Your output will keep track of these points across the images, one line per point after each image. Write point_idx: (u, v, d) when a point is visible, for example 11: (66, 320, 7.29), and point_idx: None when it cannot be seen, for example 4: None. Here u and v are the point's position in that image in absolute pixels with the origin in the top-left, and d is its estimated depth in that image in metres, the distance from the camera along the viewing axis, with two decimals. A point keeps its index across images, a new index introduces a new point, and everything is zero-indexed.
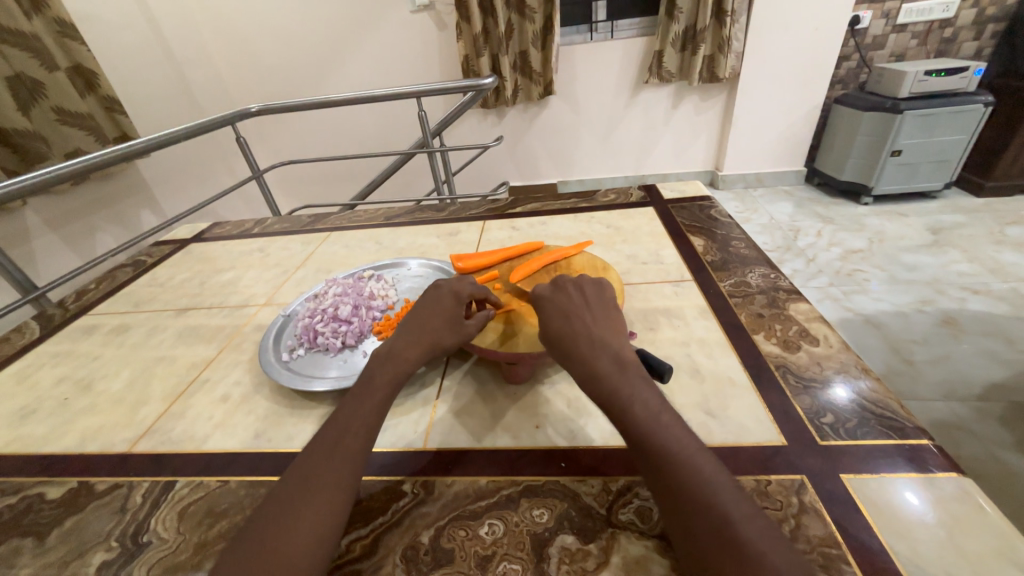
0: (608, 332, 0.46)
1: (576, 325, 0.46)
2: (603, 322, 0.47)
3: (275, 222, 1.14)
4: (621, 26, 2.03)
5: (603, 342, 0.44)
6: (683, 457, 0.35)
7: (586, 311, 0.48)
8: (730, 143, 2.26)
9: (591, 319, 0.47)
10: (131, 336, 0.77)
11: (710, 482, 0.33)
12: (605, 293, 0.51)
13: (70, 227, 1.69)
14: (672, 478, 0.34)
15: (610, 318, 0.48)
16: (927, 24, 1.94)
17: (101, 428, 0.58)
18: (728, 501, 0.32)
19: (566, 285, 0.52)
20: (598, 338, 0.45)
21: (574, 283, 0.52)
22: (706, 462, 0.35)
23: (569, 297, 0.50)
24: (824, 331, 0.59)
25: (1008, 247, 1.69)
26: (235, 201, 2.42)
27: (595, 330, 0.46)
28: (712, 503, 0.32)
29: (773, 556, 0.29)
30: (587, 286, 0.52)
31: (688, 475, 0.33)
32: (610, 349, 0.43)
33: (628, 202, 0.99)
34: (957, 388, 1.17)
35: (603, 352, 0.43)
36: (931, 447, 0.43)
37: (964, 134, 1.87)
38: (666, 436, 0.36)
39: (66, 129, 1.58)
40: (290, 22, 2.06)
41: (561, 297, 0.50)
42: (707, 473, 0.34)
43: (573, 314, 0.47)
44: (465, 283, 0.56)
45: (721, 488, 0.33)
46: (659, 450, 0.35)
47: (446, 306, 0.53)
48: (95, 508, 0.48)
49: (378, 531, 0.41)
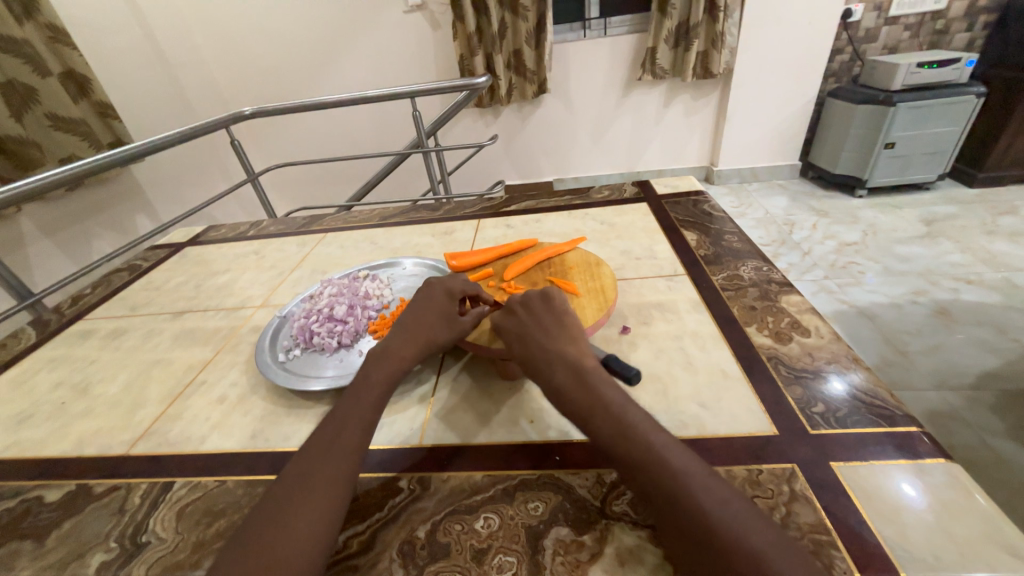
0: (563, 344, 0.46)
1: (532, 344, 0.46)
2: (557, 333, 0.47)
3: (270, 224, 1.14)
4: (614, 23, 2.03)
5: (557, 355, 0.44)
6: (655, 455, 0.35)
7: (539, 326, 0.48)
8: (724, 138, 2.26)
9: (545, 332, 0.47)
10: (128, 339, 0.77)
11: (686, 475, 0.33)
12: (552, 302, 0.50)
13: (65, 233, 1.68)
14: (648, 477, 0.34)
15: (564, 328, 0.48)
16: (919, 17, 1.94)
17: (98, 431, 0.58)
18: (706, 493, 0.32)
19: (514, 306, 0.51)
20: (553, 352, 0.44)
21: (522, 300, 0.52)
22: (682, 456, 0.35)
23: (518, 319, 0.50)
24: (816, 322, 0.59)
25: (1001, 237, 1.70)
26: (231, 204, 2.42)
27: (548, 343, 0.46)
28: (689, 495, 0.32)
29: (756, 541, 0.30)
30: (535, 299, 0.51)
31: (663, 472, 0.33)
32: (564, 361, 0.43)
33: (622, 198, 0.99)
34: (952, 377, 1.18)
35: (559, 367, 0.43)
36: (920, 434, 0.44)
37: (957, 125, 1.88)
38: (636, 436, 0.36)
39: (59, 134, 1.57)
40: (283, 24, 2.06)
41: (512, 321, 0.50)
42: (683, 466, 0.34)
43: (528, 334, 0.48)
44: (456, 282, 0.57)
45: (697, 481, 0.33)
46: (631, 451, 0.35)
47: (437, 302, 0.54)
48: (93, 509, 0.48)
49: (375, 527, 0.42)
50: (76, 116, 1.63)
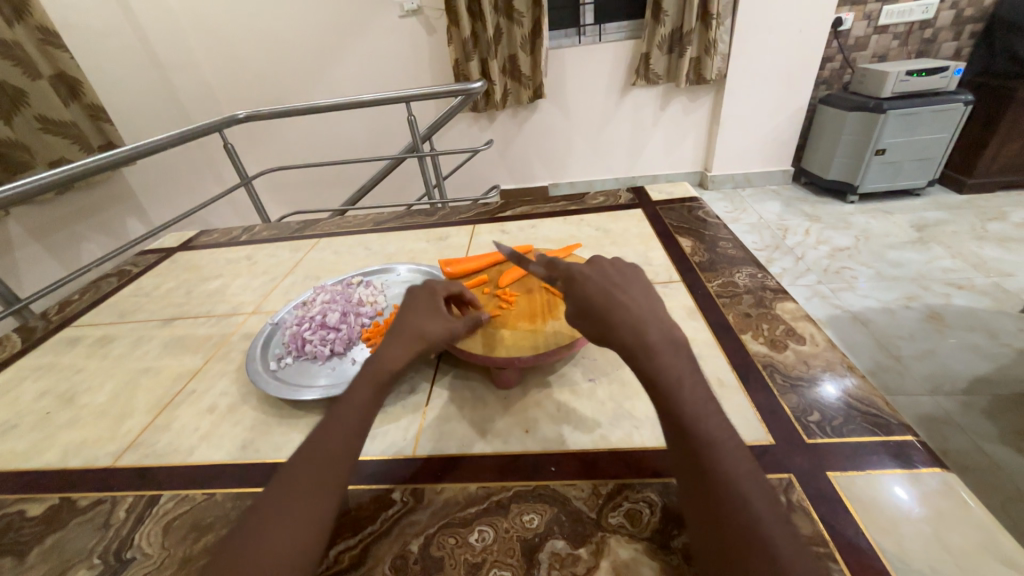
0: (655, 309, 0.44)
1: (624, 299, 0.44)
2: (647, 298, 0.45)
3: (263, 228, 1.13)
4: (609, 29, 2.05)
5: (653, 318, 0.42)
6: (726, 448, 0.35)
7: (631, 288, 0.45)
8: (718, 144, 2.28)
9: (638, 294, 0.45)
10: (116, 347, 0.75)
11: (746, 477, 0.33)
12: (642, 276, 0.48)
13: (54, 237, 1.66)
14: (713, 466, 0.34)
15: (653, 296, 0.46)
16: (908, 26, 1.97)
17: (83, 443, 0.57)
18: (760, 497, 0.33)
19: (605, 267, 0.48)
20: (647, 313, 0.43)
21: (610, 264, 0.49)
22: (742, 459, 0.35)
23: (607, 276, 0.46)
24: (810, 329, 0.59)
25: (990, 242, 1.73)
26: (224, 208, 2.40)
27: (642, 305, 0.44)
28: (743, 495, 0.33)
29: (795, 555, 0.30)
30: (627, 269, 0.48)
31: (727, 465, 0.34)
32: (661, 326, 0.42)
33: (617, 204, 0.99)
34: (943, 382, 1.19)
35: (653, 330, 0.41)
36: (915, 443, 0.44)
37: (945, 132, 1.90)
38: (711, 426, 0.36)
39: (49, 137, 1.55)
40: (277, 28, 2.05)
41: (600, 277, 0.46)
42: (743, 468, 0.34)
43: (619, 290, 0.45)
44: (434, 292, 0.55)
45: (755, 484, 0.33)
46: (703, 438, 0.35)
47: (421, 301, 0.54)
48: (78, 524, 0.47)
49: (367, 541, 0.41)
50: (67, 119, 1.61)
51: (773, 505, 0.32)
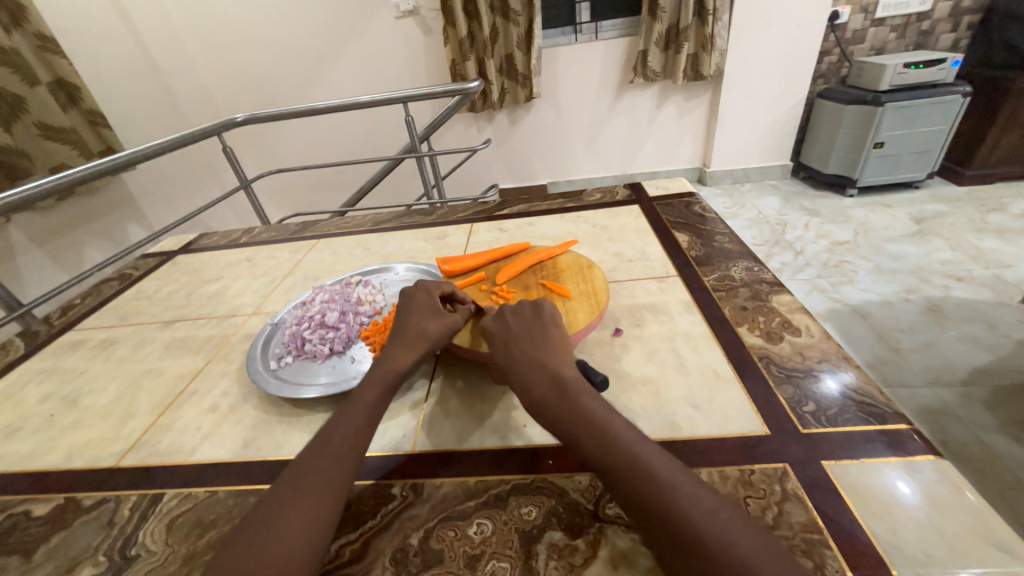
0: (544, 354, 0.46)
1: (518, 353, 0.47)
2: (542, 341, 0.47)
3: (262, 230, 1.14)
4: (605, 27, 2.05)
5: (542, 365, 0.45)
6: (638, 462, 0.35)
7: (527, 336, 0.49)
8: (716, 140, 2.28)
9: (532, 340, 0.48)
10: (118, 349, 0.76)
11: (669, 483, 0.33)
12: (541, 312, 0.51)
13: (56, 243, 1.68)
14: (632, 488, 0.34)
15: (549, 334, 0.48)
16: (904, 18, 1.97)
17: (87, 444, 0.58)
18: (689, 500, 0.32)
19: (505, 313, 0.52)
20: (536, 364, 0.45)
21: (514, 310, 0.52)
22: (667, 467, 0.34)
23: (507, 325, 0.51)
24: (806, 321, 0.60)
25: (990, 234, 1.72)
26: (224, 211, 2.42)
27: (533, 353, 0.46)
28: (672, 503, 0.32)
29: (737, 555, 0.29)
30: (529, 309, 0.52)
31: (644, 480, 0.33)
32: (549, 371, 0.44)
33: (614, 200, 1.00)
34: (943, 373, 1.19)
35: (541, 380, 0.44)
36: (910, 432, 0.44)
37: (944, 124, 1.90)
38: (616, 449, 0.36)
39: (48, 143, 1.56)
40: (273, 30, 2.05)
41: (502, 329, 0.50)
42: (664, 475, 0.34)
43: (513, 344, 0.48)
44: (430, 295, 0.56)
45: (680, 488, 0.33)
46: (612, 466, 0.35)
47: (419, 302, 0.56)
48: (82, 523, 0.48)
49: (368, 535, 0.41)
50: (65, 124, 1.62)
51: (707, 506, 0.32)
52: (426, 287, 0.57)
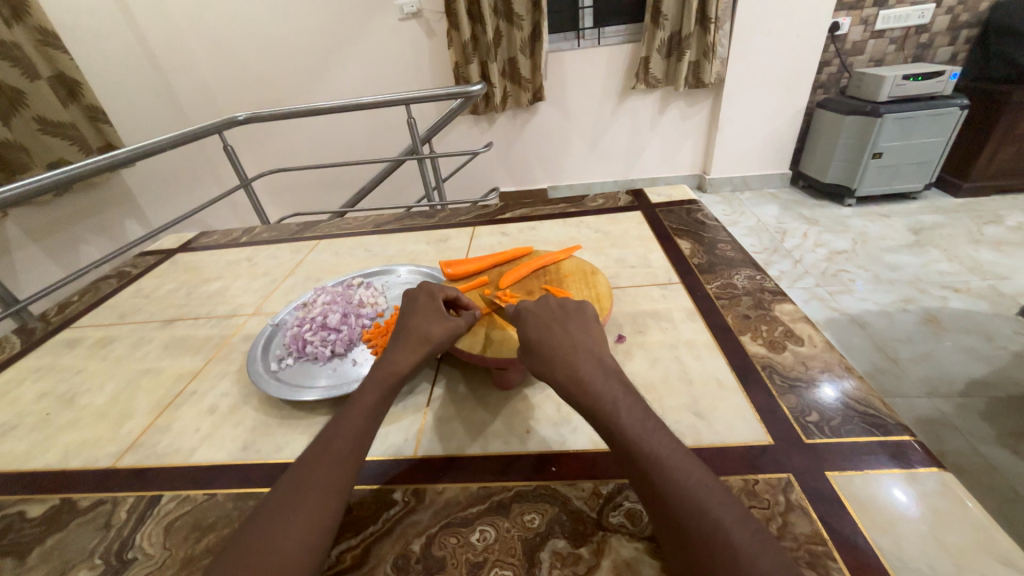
0: (584, 342, 0.45)
1: (558, 335, 0.46)
2: (583, 331, 0.47)
3: (263, 230, 1.13)
4: (607, 33, 2.06)
5: (584, 350, 0.44)
6: (673, 462, 0.34)
7: (567, 321, 0.48)
8: (716, 147, 2.29)
9: (573, 327, 0.47)
10: (116, 348, 0.75)
11: (698, 487, 0.33)
12: (587, 309, 0.50)
13: (53, 239, 1.66)
14: (663, 483, 0.33)
15: (591, 328, 0.48)
16: (904, 30, 1.99)
17: (83, 444, 0.57)
18: (717, 505, 0.32)
19: (551, 299, 0.51)
20: (579, 347, 0.44)
21: (558, 300, 0.52)
22: (698, 469, 0.34)
23: (551, 309, 0.50)
24: (808, 331, 0.60)
25: (986, 246, 1.74)
26: (224, 210, 2.41)
27: (576, 338, 0.46)
28: (702, 505, 0.32)
29: (765, 563, 0.29)
30: (574, 302, 0.51)
31: (678, 479, 0.33)
32: (592, 356, 0.44)
33: (616, 206, 1.00)
34: (941, 384, 1.20)
35: (584, 361, 0.43)
36: (912, 443, 0.44)
37: (942, 136, 1.92)
38: (655, 440, 0.36)
39: (47, 138, 1.55)
40: (276, 30, 2.05)
41: (543, 310, 0.49)
42: (694, 477, 0.34)
43: (556, 325, 0.47)
44: (434, 297, 0.56)
45: (709, 491, 0.33)
46: (648, 456, 0.35)
47: (423, 304, 0.55)
48: (78, 524, 0.47)
49: (368, 541, 0.41)
50: (65, 120, 1.61)
51: (735, 510, 0.32)
52: (431, 288, 0.57)
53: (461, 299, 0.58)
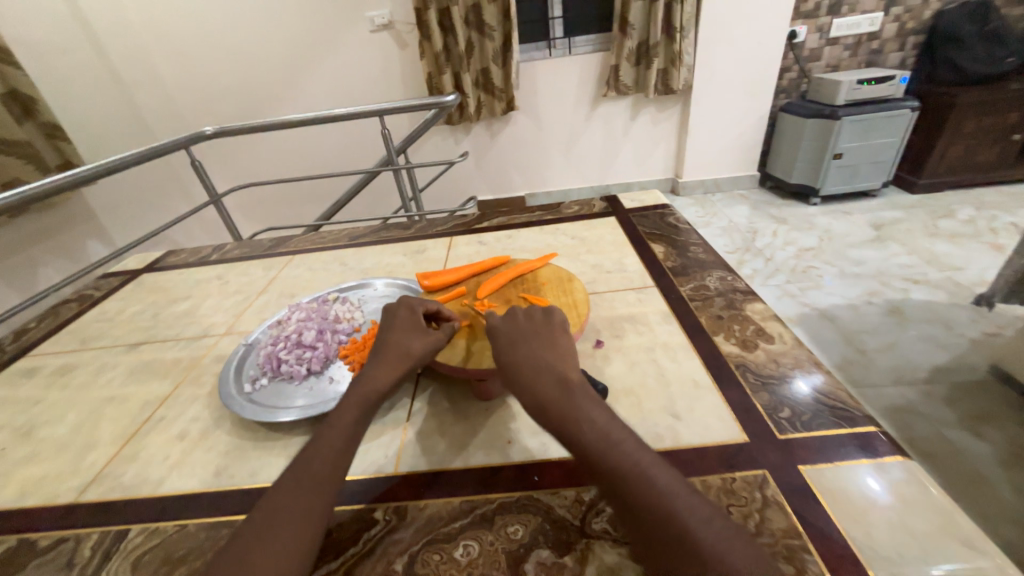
0: (548, 356, 0.45)
1: (522, 354, 0.46)
2: (546, 344, 0.47)
3: (234, 247, 1.10)
4: (578, 42, 2.10)
5: (549, 365, 0.44)
6: (639, 469, 0.35)
7: (530, 337, 0.48)
8: (687, 152, 2.36)
9: (538, 342, 0.47)
10: (78, 375, 0.72)
11: (667, 492, 0.33)
12: (551, 319, 0.50)
13: (8, 262, 1.58)
14: (631, 493, 0.34)
15: (557, 338, 0.48)
16: (856, 38, 2.10)
17: (42, 479, 0.54)
18: (686, 507, 0.32)
19: (512, 315, 0.52)
20: (540, 363, 0.45)
21: (521, 314, 0.52)
22: (665, 474, 0.35)
23: (515, 325, 0.50)
24: (778, 328, 0.62)
25: (941, 239, 1.83)
26: (193, 226, 2.34)
27: (541, 353, 0.46)
28: (671, 510, 0.32)
29: (734, 562, 0.29)
30: (536, 314, 0.51)
31: (645, 487, 0.33)
32: (554, 370, 0.44)
33: (592, 212, 1.01)
34: (906, 373, 1.25)
35: (545, 377, 0.43)
36: (878, 434, 0.46)
37: (896, 137, 2.02)
38: (620, 450, 0.36)
39: (1, 157, 1.48)
40: (243, 42, 2.02)
41: (506, 329, 0.49)
42: (662, 483, 0.34)
43: (519, 344, 0.47)
44: (413, 311, 0.56)
45: (676, 496, 0.33)
46: (613, 468, 0.35)
47: (402, 319, 0.55)
48: (37, 566, 0.44)
49: (349, 563, 0.40)
50: (21, 138, 1.54)
51: (703, 512, 0.32)
52: (411, 302, 0.57)
53: (440, 312, 0.58)
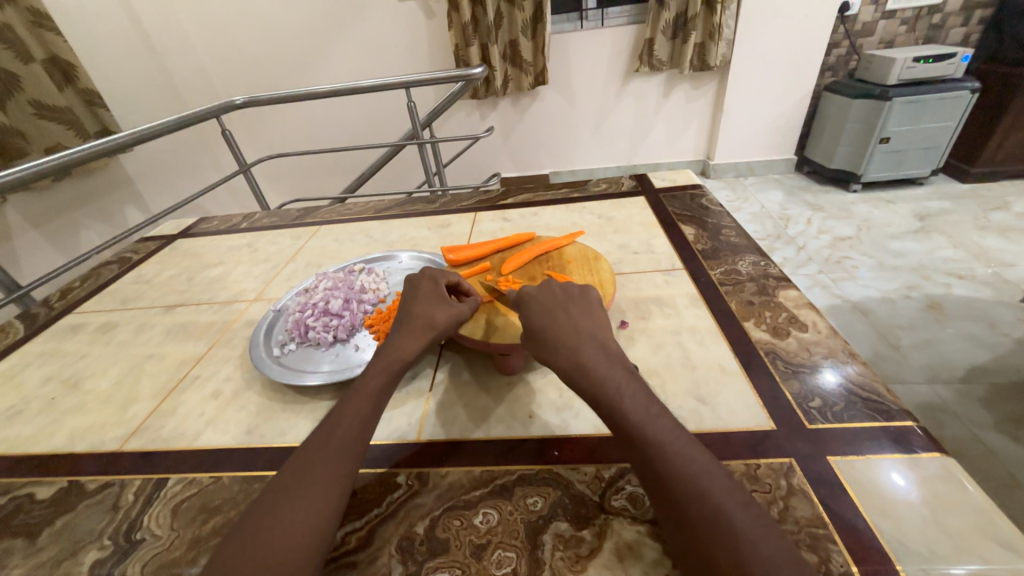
0: (587, 327, 0.45)
1: (560, 320, 0.45)
2: (587, 316, 0.46)
3: (263, 216, 1.12)
4: (611, 14, 2.01)
5: (588, 336, 0.44)
6: (676, 447, 0.34)
7: (571, 306, 0.47)
8: (721, 133, 2.26)
9: (576, 312, 0.47)
10: (119, 333, 0.76)
11: (701, 472, 0.33)
12: (590, 294, 0.50)
13: (53, 225, 1.66)
14: (665, 469, 0.33)
15: (594, 313, 0.47)
16: (916, 11, 1.94)
17: (89, 428, 0.58)
18: (719, 489, 0.32)
19: (552, 283, 0.51)
20: (582, 332, 0.44)
21: (560, 284, 0.51)
22: (700, 455, 0.34)
23: (553, 292, 0.49)
24: (812, 317, 0.59)
25: (992, 232, 1.72)
26: (223, 196, 2.39)
27: (579, 323, 0.45)
28: (705, 490, 0.32)
29: (765, 547, 0.29)
30: (576, 286, 0.50)
31: (681, 465, 0.33)
32: (596, 342, 0.43)
33: (620, 191, 0.99)
34: (941, 371, 1.20)
35: (587, 346, 0.42)
36: (915, 429, 0.44)
37: (951, 121, 1.88)
38: (658, 426, 0.36)
39: (44, 123, 1.53)
40: (272, 10, 2.00)
41: (547, 295, 0.49)
42: (698, 463, 0.34)
43: (560, 310, 0.46)
44: (437, 283, 0.56)
45: (712, 478, 0.33)
46: (651, 442, 0.35)
47: (425, 290, 0.55)
48: (86, 506, 0.48)
49: (373, 523, 0.41)
50: (61, 104, 1.59)
51: (736, 496, 0.32)
52: (432, 275, 0.57)
53: (461, 285, 0.58)
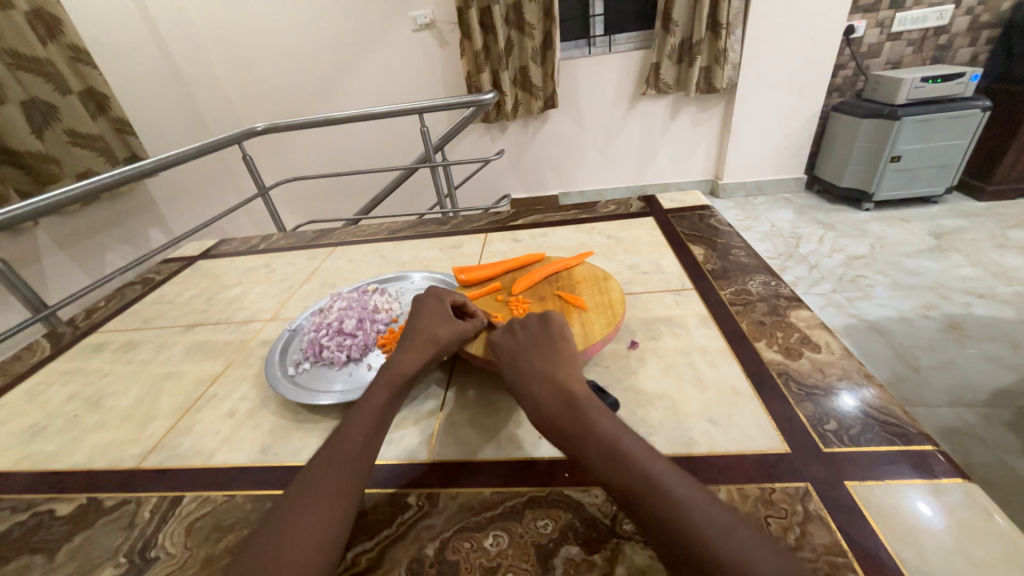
0: (551, 367, 0.46)
1: (523, 369, 0.47)
2: (546, 355, 0.47)
3: (280, 237, 1.16)
4: (618, 40, 2.07)
5: (549, 379, 0.44)
6: (651, 481, 0.34)
7: (532, 349, 0.48)
8: (729, 153, 2.28)
9: (536, 354, 0.48)
10: (140, 352, 0.78)
11: (689, 506, 0.32)
12: (550, 324, 0.50)
13: (79, 246, 1.72)
14: (643, 506, 0.33)
15: (556, 348, 0.48)
16: (921, 32, 1.96)
17: (109, 444, 0.59)
18: (710, 520, 0.32)
19: (513, 326, 0.52)
20: (544, 376, 0.45)
21: (522, 324, 0.52)
22: (680, 483, 0.34)
23: (512, 339, 0.51)
24: (826, 338, 0.59)
25: (1012, 250, 1.69)
26: (241, 218, 2.47)
27: (539, 366, 0.46)
28: (689, 522, 0.31)
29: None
30: (538, 320, 0.51)
31: (658, 498, 0.33)
32: (553, 384, 0.44)
33: (629, 212, 1.00)
34: (966, 394, 1.16)
35: (547, 392, 0.43)
36: (935, 453, 0.43)
37: (963, 139, 1.88)
38: (629, 462, 0.35)
39: (77, 150, 1.61)
40: (295, 41, 2.11)
41: (508, 342, 0.51)
42: (679, 494, 0.33)
43: (520, 357, 0.48)
44: (441, 302, 0.57)
45: (695, 508, 0.32)
46: (624, 480, 0.35)
47: (430, 307, 0.57)
48: (104, 524, 0.48)
49: (384, 544, 0.41)
50: (94, 132, 1.66)
51: (720, 524, 0.31)
52: (438, 293, 0.59)
53: (468, 306, 0.59)
